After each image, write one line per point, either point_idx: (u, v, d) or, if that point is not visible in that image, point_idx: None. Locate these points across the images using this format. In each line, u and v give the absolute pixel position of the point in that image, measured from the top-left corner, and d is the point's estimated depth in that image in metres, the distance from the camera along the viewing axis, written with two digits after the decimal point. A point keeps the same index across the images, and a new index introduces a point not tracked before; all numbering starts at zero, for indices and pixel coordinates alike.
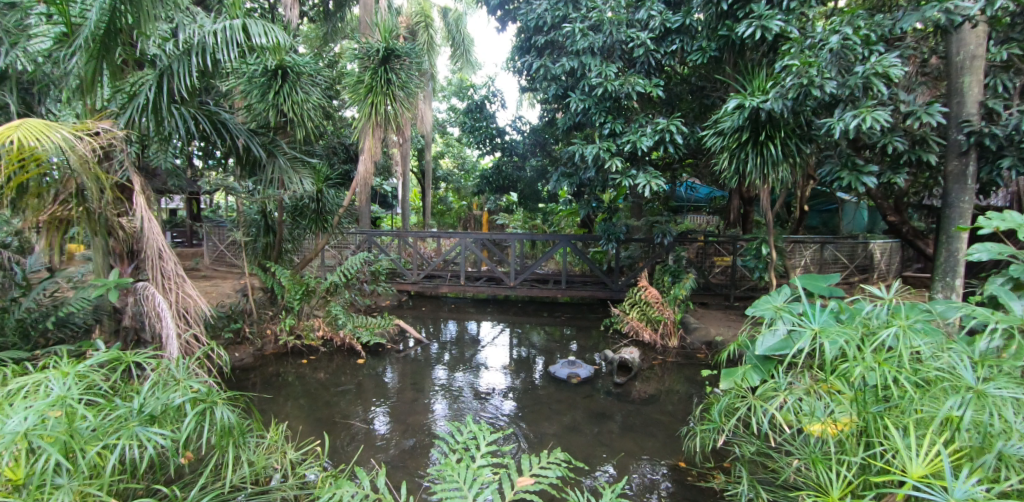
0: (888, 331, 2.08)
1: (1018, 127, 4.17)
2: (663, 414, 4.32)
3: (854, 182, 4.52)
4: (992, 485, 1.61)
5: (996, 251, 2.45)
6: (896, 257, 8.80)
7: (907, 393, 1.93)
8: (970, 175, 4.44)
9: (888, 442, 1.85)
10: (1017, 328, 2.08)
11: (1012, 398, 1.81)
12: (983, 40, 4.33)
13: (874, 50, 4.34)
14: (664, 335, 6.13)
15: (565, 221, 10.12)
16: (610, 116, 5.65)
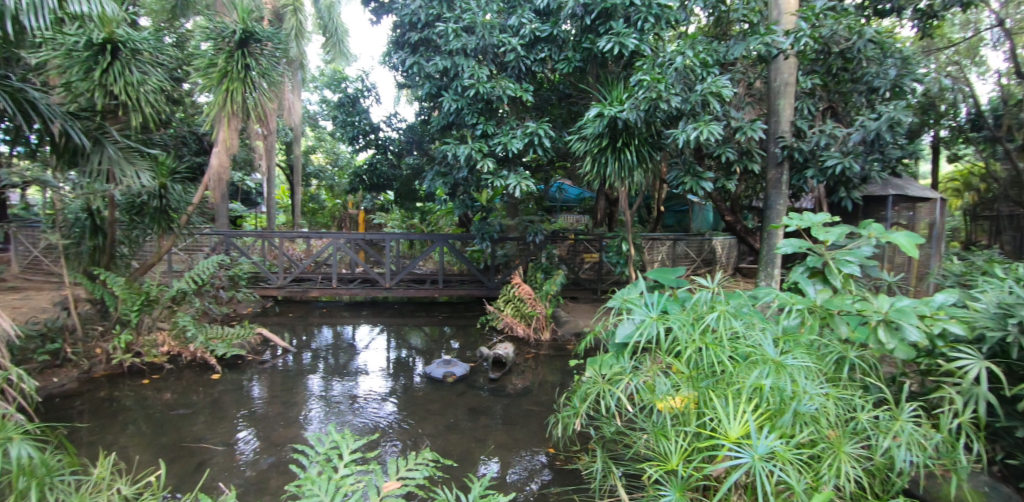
0: (713, 315, 2.37)
1: (819, 144, 5.00)
2: (535, 404, 4.52)
3: (695, 186, 5.10)
4: (786, 439, 1.90)
5: (797, 245, 2.91)
6: (734, 251, 10.02)
7: (728, 367, 2.21)
8: (784, 182, 5.20)
9: (714, 411, 2.11)
10: (809, 309, 2.49)
11: (805, 365, 2.17)
12: (794, 71, 5.08)
13: (710, 72, 4.93)
14: (537, 328, 6.41)
15: (443, 220, 10.10)
16: (481, 117, 5.77)
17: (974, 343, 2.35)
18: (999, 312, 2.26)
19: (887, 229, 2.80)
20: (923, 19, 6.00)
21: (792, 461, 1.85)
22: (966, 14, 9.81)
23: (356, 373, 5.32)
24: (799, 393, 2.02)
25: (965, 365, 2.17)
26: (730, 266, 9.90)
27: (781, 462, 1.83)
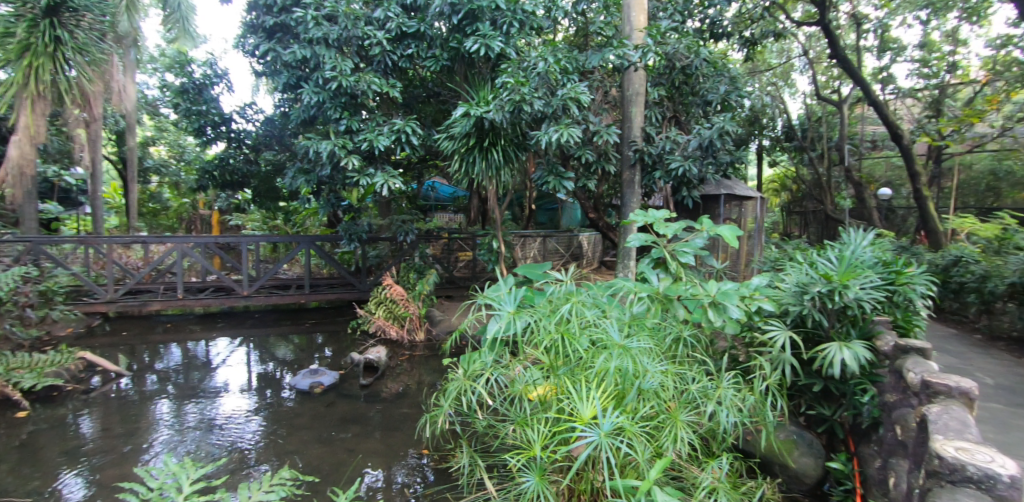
0: (568, 307, 2.51)
1: (665, 149, 5.53)
2: (410, 407, 4.45)
3: (557, 186, 5.38)
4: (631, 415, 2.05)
5: (644, 239, 3.19)
6: (599, 247, 10.71)
7: (582, 355, 2.34)
8: (637, 183, 5.67)
9: (569, 396, 2.21)
10: (653, 297, 2.77)
11: (645, 346, 2.38)
12: (643, 82, 5.55)
13: (570, 78, 5.22)
14: (410, 330, 6.32)
15: (309, 220, 9.53)
16: (345, 112, 5.52)
17: (781, 317, 2.78)
18: (798, 290, 2.70)
19: (716, 224, 3.17)
20: (746, 44, 6.91)
21: (636, 434, 2.01)
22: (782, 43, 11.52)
23: (212, 392, 4.83)
24: (641, 372, 2.20)
25: (773, 335, 2.55)
26: (595, 260, 10.57)
27: (627, 437, 1.99)
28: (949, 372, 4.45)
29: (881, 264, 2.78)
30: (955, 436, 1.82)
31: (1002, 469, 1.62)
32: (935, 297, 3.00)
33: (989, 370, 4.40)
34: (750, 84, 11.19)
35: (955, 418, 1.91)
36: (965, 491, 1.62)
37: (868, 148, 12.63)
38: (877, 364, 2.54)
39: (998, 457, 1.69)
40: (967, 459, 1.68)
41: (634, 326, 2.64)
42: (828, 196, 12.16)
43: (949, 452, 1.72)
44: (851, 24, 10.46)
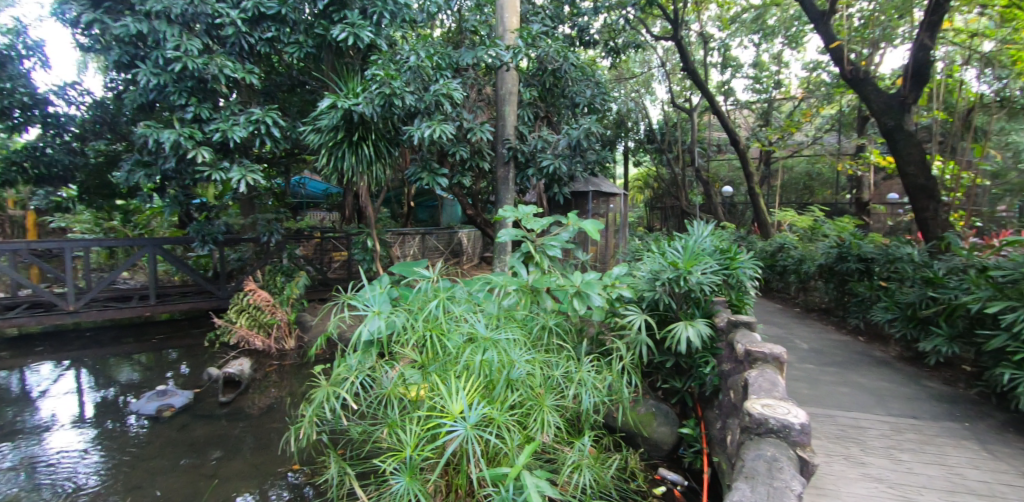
0: (436, 303, 2.50)
1: (537, 147, 5.72)
2: (279, 421, 4.16)
3: (431, 182, 5.33)
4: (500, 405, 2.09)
5: (515, 234, 3.28)
6: (478, 243, 10.86)
7: (452, 350, 2.34)
8: (510, 180, 5.81)
9: (439, 391, 2.19)
10: (523, 288, 2.92)
11: (511, 337, 2.43)
12: (516, 82, 5.68)
13: (443, 74, 5.19)
14: (278, 338, 5.89)
15: (155, 220, 8.49)
16: (193, 98, 4.98)
17: (637, 302, 3.04)
18: (650, 277, 2.98)
19: (581, 219, 3.36)
20: (610, 52, 7.39)
21: (505, 424, 2.05)
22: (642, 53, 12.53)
23: (35, 429, 4.11)
24: (508, 362, 2.25)
25: (630, 318, 2.82)
26: (474, 256, 10.70)
27: (496, 427, 2.02)
28: (775, 343, 5.16)
29: (717, 251, 3.25)
30: (764, 395, 2.10)
31: (795, 419, 1.91)
32: (760, 279, 3.48)
33: (804, 339, 5.16)
34: (616, 89, 11.99)
35: (765, 379, 2.19)
36: (769, 440, 1.89)
37: (714, 151, 14.17)
38: (715, 338, 2.88)
39: (793, 408, 1.98)
40: (769, 414, 1.93)
41: (502, 318, 2.70)
42: (683, 193, 13.45)
43: (757, 410, 1.96)
44: (700, 40, 11.66)
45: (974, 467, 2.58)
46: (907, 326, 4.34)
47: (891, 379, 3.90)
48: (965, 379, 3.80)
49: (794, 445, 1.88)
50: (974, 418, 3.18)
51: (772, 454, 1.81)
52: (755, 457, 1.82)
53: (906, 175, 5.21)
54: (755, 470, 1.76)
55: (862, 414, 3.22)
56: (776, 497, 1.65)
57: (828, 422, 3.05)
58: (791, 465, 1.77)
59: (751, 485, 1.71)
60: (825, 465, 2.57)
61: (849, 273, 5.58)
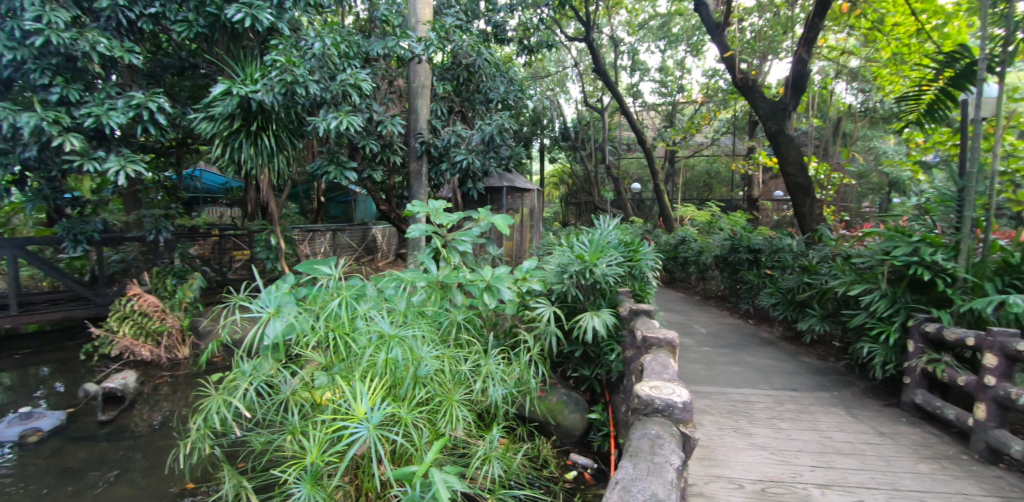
0: (339, 301, 2.40)
1: (450, 142, 5.66)
2: (170, 437, 3.82)
3: (339, 176, 5.13)
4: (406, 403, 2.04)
5: (424, 230, 3.22)
6: (393, 239, 10.64)
7: (356, 350, 2.26)
8: (424, 174, 5.63)
9: (342, 393, 2.10)
10: (433, 285, 2.91)
11: (418, 333, 2.39)
12: (428, 75, 5.55)
13: (350, 63, 4.98)
14: (170, 347, 5.42)
15: (18, 217, 7.49)
16: (60, 77, 4.43)
17: (547, 295, 3.12)
18: (558, 270, 3.08)
19: (491, 213, 3.38)
20: (525, 50, 7.50)
21: (411, 422, 2.02)
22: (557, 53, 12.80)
23: None
24: (416, 359, 2.21)
25: (540, 310, 2.89)
26: (390, 253, 10.48)
27: (403, 425, 1.98)
28: (677, 328, 5.51)
29: (622, 244, 3.43)
30: (654, 377, 2.09)
31: (679, 397, 1.81)
32: (660, 269, 3.69)
33: (702, 324, 5.54)
34: (532, 87, 12.21)
35: (657, 361, 2.23)
36: (654, 420, 1.76)
37: (624, 149, 14.86)
38: (620, 326, 3.01)
39: (678, 388, 1.88)
40: (654, 394, 1.82)
41: (410, 315, 2.65)
42: (595, 189, 13.97)
43: (643, 391, 1.85)
44: (611, 43, 12.11)
45: (840, 430, 2.88)
46: (788, 308, 4.78)
47: (775, 357, 4.28)
48: (834, 353, 4.25)
49: (677, 423, 1.77)
50: (841, 387, 3.56)
51: (657, 432, 1.67)
52: (639, 436, 1.67)
53: (786, 174, 5.72)
54: (638, 448, 1.60)
55: (750, 390, 3.51)
56: (656, 471, 1.48)
57: (721, 399, 3.30)
58: (674, 441, 1.64)
59: (633, 462, 1.54)
60: (717, 438, 2.77)
61: (740, 262, 6.08)
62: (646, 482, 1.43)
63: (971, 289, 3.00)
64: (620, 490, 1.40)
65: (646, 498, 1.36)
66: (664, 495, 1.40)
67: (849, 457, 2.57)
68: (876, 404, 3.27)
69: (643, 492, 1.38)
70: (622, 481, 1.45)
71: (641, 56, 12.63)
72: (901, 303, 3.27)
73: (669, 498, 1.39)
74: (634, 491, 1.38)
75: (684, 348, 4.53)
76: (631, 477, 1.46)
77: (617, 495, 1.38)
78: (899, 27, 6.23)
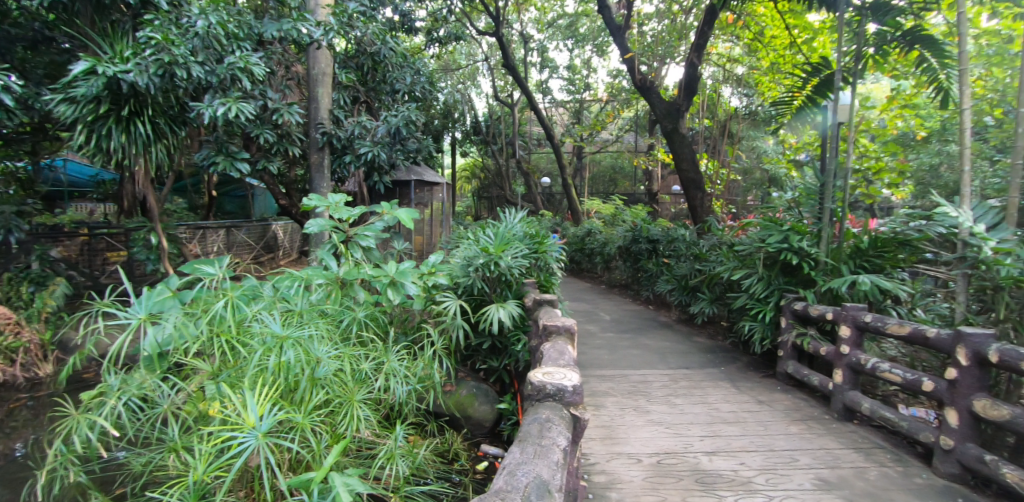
0: (222, 303, 2.24)
1: (354, 133, 5.45)
2: (25, 467, 3.33)
3: (229, 168, 4.75)
4: (303, 406, 1.92)
5: (324, 226, 3.01)
6: (296, 236, 10.12)
7: (247, 354, 2.11)
8: (326, 167, 5.41)
9: (230, 401, 1.94)
10: (333, 281, 2.80)
11: (315, 333, 2.28)
12: (330, 62, 5.28)
13: (241, 45, 4.61)
14: (28, 365, 4.73)
15: None
16: None
17: (453, 289, 3.12)
18: (463, 263, 3.11)
19: (396, 207, 3.29)
20: (434, 42, 7.40)
21: (309, 426, 1.91)
22: (467, 46, 12.76)
23: None
24: (312, 360, 2.10)
25: (446, 303, 2.88)
26: (293, 250, 9.98)
27: (299, 431, 1.87)
28: (583, 315, 5.72)
29: (528, 236, 3.49)
30: (550, 364, 2.07)
31: (570, 381, 1.76)
32: (564, 260, 3.82)
33: (607, 311, 5.78)
34: (442, 80, 12.10)
35: (554, 349, 2.26)
36: (546, 405, 1.70)
37: (534, 144, 15.17)
38: (526, 316, 3.09)
39: (570, 373, 1.84)
40: (546, 379, 1.76)
41: (307, 315, 2.51)
42: (507, 183, 14.13)
43: (536, 377, 1.78)
44: (521, 39, 12.26)
45: (726, 402, 3.13)
46: (682, 293, 5.12)
47: (672, 339, 4.56)
48: (722, 333, 4.62)
49: (568, 406, 1.73)
50: (727, 363, 3.88)
51: (546, 416, 1.62)
52: (529, 422, 1.60)
53: (680, 169, 6.08)
54: (526, 433, 1.52)
55: (649, 370, 3.73)
56: (543, 454, 1.41)
57: (622, 381, 3.47)
58: (563, 424, 1.59)
59: (520, 447, 1.45)
60: (618, 417, 2.90)
61: (641, 252, 6.42)
62: (531, 465, 1.35)
63: (830, 271, 3.37)
64: (505, 475, 1.30)
65: (530, 481, 1.27)
66: (549, 477, 1.32)
67: (733, 425, 2.79)
68: (757, 376, 3.59)
69: (527, 474, 1.29)
70: (508, 465, 1.36)
71: (549, 53, 12.93)
72: (775, 285, 3.61)
73: (554, 479, 1.32)
74: (519, 473, 1.29)
75: (589, 335, 4.71)
76: (517, 462, 1.37)
77: (502, 479, 1.28)
78: (775, 39, 6.82)
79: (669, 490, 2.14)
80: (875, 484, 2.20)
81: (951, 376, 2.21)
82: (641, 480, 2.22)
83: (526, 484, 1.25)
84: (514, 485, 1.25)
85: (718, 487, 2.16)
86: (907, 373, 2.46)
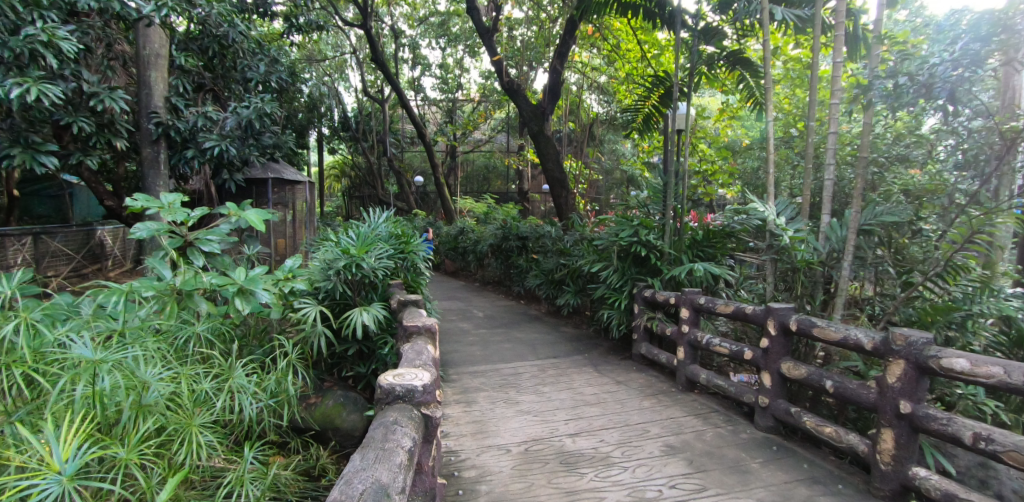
0: (12, 326, 1.87)
1: (197, 125, 4.81)
2: None
3: (30, 161, 3.96)
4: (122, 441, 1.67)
5: (155, 229, 2.63)
6: (130, 243, 8.94)
7: (48, 386, 1.78)
8: (162, 162, 4.69)
9: (25, 443, 1.61)
10: (166, 293, 2.49)
11: (141, 355, 2.00)
12: (165, 43, 4.54)
13: (43, 15, 3.87)
14: None
15: None
16: None
17: (312, 295, 2.95)
18: (323, 266, 2.96)
19: (246, 208, 2.97)
20: (293, 30, 6.90)
21: (136, 460, 1.66)
22: (334, 38, 12.17)
23: None
24: (137, 385, 1.85)
25: (305, 310, 2.73)
26: (126, 259, 8.81)
27: (121, 467, 1.62)
28: (457, 313, 5.74)
29: (392, 237, 3.44)
30: (406, 365, 2.03)
31: (421, 380, 1.73)
32: (432, 259, 3.81)
33: (481, 308, 5.86)
34: (307, 72, 11.41)
35: (413, 350, 2.23)
36: (395, 408, 1.65)
37: (406, 142, 14.91)
38: (392, 318, 3.04)
39: (421, 372, 1.81)
40: (396, 381, 1.71)
41: (132, 334, 2.20)
42: (379, 182, 13.74)
43: (385, 380, 1.72)
44: (392, 34, 11.99)
45: (589, 385, 3.33)
46: (550, 287, 5.35)
47: (540, 331, 4.75)
48: (586, 322, 4.91)
49: (418, 406, 1.70)
50: (590, 349, 4.14)
51: (393, 418, 1.57)
52: (374, 425, 1.54)
53: (547, 169, 6.32)
54: (370, 438, 1.46)
55: (519, 362, 3.84)
56: (384, 458, 1.36)
57: (493, 375, 3.54)
58: (410, 426, 1.56)
59: (360, 453, 1.39)
60: (488, 410, 2.95)
61: (512, 249, 6.59)
62: (370, 471, 1.29)
63: (673, 261, 3.74)
64: (341, 484, 1.23)
65: (367, 487, 1.22)
66: (389, 480, 1.28)
67: (595, 406, 2.98)
68: (616, 359, 3.88)
69: (365, 481, 1.24)
70: (345, 474, 1.29)
71: (421, 51, 12.79)
72: (628, 275, 3.91)
73: (394, 482, 1.28)
74: (355, 482, 1.23)
75: (463, 332, 4.74)
76: (355, 469, 1.31)
77: (336, 489, 1.21)
78: (629, 52, 7.42)
79: (536, 474, 2.21)
80: (711, 443, 2.47)
81: (764, 346, 2.57)
82: (509, 469, 2.27)
83: (362, 490, 1.20)
84: (349, 493, 1.18)
85: (580, 466, 2.28)
86: (732, 345, 2.81)
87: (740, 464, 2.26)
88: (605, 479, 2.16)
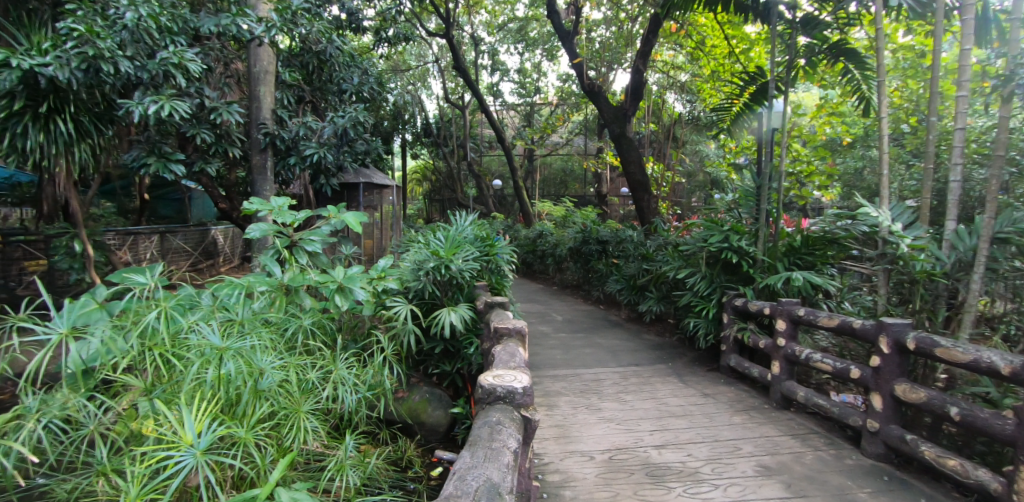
0: (153, 314, 2.11)
1: (299, 133, 5.17)
2: None
3: (162, 169, 4.43)
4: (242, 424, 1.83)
5: (267, 230, 2.86)
6: (238, 241, 9.80)
7: (182, 368, 1.99)
8: (269, 169, 5.11)
9: (164, 418, 1.80)
10: (276, 289, 2.69)
11: (257, 344, 2.19)
12: (272, 60, 4.98)
13: (175, 40, 4.30)
14: None
15: None
16: None
17: (403, 293, 3.08)
18: (413, 267, 3.08)
19: (344, 211, 3.16)
20: (382, 42, 7.24)
21: (253, 440, 1.82)
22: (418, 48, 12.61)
23: None
24: (255, 372, 2.02)
25: (396, 308, 2.85)
26: (235, 256, 9.65)
27: (241, 446, 1.77)
28: (536, 316, 5.76)
29: (477, 239, 3.52)
30: (501, 366, 2.07)
31: (520, 382, 1.75)
32: (515, 262, 3.85)
33: (560, 312, 5.84)
34: (393, 81, 11.90)
35: (505, 351, 2.27)
36: (496, 408, 1.69)
37: (485, 146, 15.18)
38: (477, 319, 3.11)
39: (520, 374, 1.84)
40: (497, 382, 1.75)
41: (248, 324, 2.41)
42: (459, 186, 14.08)
43: (486, 380, 1.77)
44: (473, 41, 12.24)
45: (674, 396, 3.22)
46: (631, 293, 5.24)
47: (621, 337, 4.66)
48: (669, 330, 4.76)
49: (517, 408, 1.72)
50: (675, 358, 4.01)
51: (497, 418, 1.61)
52: (480, 424, 1.59)
53: (628, 172, 6.19)
54: (477, 436, 1.51)
55: (600, 368, 3.80)
56: (493, 457, 1.39)
57: (574, 380, 3.52)
58: (513, 426, 1.59)
59: (470, 451, 1.43)
60: (572, 415, 2.94)
61: (591, 252, 6.52)
62: (482, 469, 1.33)
63: (767, 268, 3.54)
64: (457, 480, 1.28)
65: (480, 485, 1.25)
66: (500, 480, 1.31)
67: (681, 418, 2.88)
68: (702, 370, 3.73)
69: (478, 478, 1.28)
70: (458, 470, 1.33)
71: (500, 57, 12.98)
72: (717, 283, 3.77)
73: (504, 482, 1.31)
74: (469, 478, 1.27)
75: (543, 336, 4.75)
76: (467, 466, 1.35)
77: (452, 484, 1.25)
78: (716, 48, 7.09)
79: (622, 484, 2.18)
80: (812, 467, 2.32)
81: (876, 364, 2.36)
82: (594, 476, 2.25)
83: (476, 488, 1.23)
84: (465, 489, 1.23)
85: (667, 479, 2.22)
86: (836, 361, 2.61)
87: (846, 492, 2.10)
88: (695, 496, 2.08)
